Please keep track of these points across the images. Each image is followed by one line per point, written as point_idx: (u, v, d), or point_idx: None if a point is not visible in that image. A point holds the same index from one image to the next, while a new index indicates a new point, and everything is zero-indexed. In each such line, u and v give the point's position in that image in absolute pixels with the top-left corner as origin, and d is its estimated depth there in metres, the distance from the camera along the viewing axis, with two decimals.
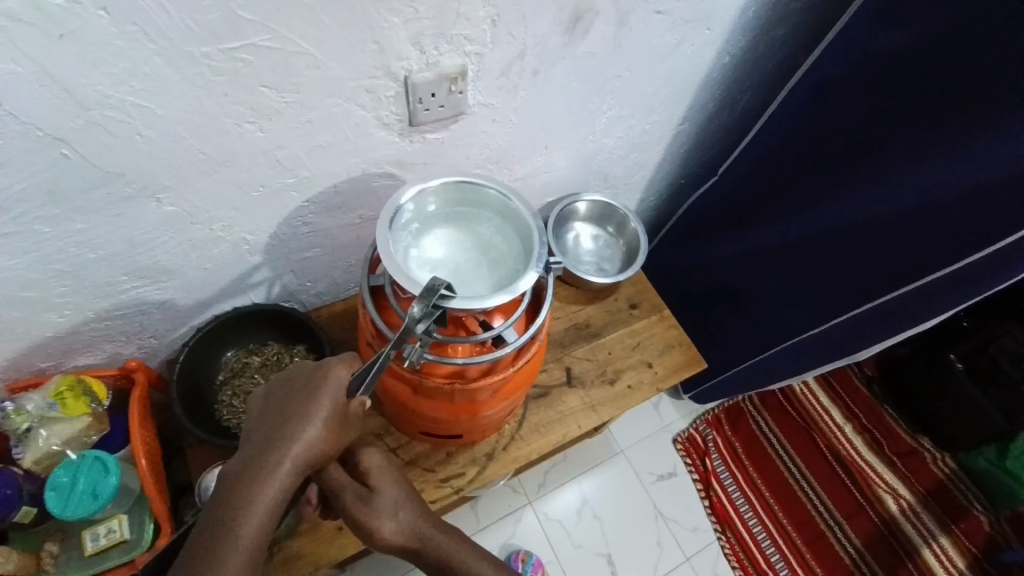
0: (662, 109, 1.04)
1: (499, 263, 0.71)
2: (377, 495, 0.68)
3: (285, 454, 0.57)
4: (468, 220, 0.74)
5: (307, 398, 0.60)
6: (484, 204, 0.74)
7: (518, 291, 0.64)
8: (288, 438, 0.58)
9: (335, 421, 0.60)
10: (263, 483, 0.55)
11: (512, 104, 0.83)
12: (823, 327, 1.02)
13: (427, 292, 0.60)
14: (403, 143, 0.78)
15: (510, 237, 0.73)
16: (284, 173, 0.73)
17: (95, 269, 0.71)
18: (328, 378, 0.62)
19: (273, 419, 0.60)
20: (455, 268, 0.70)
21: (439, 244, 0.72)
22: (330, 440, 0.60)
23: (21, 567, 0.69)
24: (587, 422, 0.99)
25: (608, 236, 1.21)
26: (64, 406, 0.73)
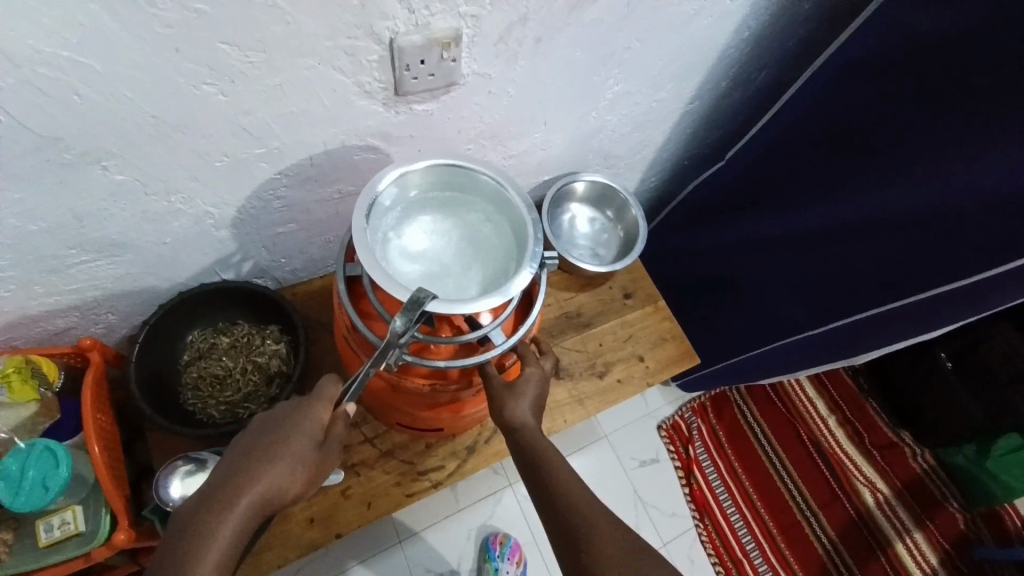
0: (672, 85, 0.96)
1: (489, 257, 0.66)
2: (522, 383, 0.70)
3: (246, 500, 0.51)
4: (456, 206, 0.68)
5: (279, 436, 0.55)
6: (476, 190, 0.68)
7: (510, 294, 0.59)
8: (257, 465, 0.52)
9: (308, 464, 0.55)
10: (216, 532, 0.49)
11: (511, 75, 0.75)
12: (823, 327, 0.99)
13: (411, 305, 0.55)
14: (387, 113, 0.70)
15: (503, 228, 0.67)
16: (251, 143, 0.65)
17: (38, 242, 0.63)
18: (311, 411, 0.57)
19: (245, 444, 0.54)
20: (440, 261, 0.65)
21: (424, 232, 0.66)
22: (298, 485, 0.54)
23: None
24: (573, 416, 0.96)
25: (605, 220, 1.15)
26: (11, 389, 0.66)
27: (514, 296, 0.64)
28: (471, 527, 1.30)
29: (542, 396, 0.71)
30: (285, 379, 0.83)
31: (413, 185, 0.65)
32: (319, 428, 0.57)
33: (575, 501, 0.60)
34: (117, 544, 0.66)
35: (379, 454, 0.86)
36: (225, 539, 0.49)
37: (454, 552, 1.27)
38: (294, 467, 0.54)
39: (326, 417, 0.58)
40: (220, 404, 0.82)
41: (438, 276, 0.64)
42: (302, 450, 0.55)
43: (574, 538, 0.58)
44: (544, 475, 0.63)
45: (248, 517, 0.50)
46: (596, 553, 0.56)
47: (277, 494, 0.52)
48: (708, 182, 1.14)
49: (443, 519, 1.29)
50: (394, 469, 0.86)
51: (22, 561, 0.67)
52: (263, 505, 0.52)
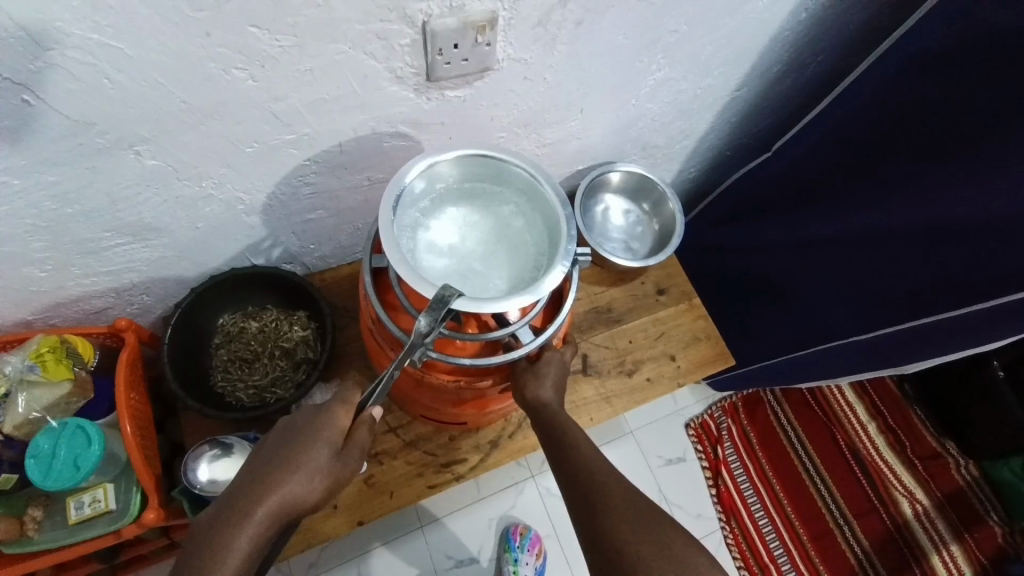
0: (719, 72, 0.91)
1: (520, 253, 0.64)
2: (543, 364, 0.70)
3: (265, 507, 0.51)
4: (488, 198, 0.66)
5: (299, 444, 0.55)
6: (508, 183, 0.65)
7: (540, 293, 0.56)
8: (276, 472, 0.53)
9: (327, 472, 0.55)
10: (234, 539, 0.49)
11: (548, 61, 0.71)
12: (871, 334, 0.93)
13: (436, 303, 0.54)
14: (418, 100, 0.68)
15: (535, 223, 0.65)
16: (281, 129, 0.64)
17: (74, 225, 0.64)
18: (331, 417, 0.58)
19: (267, 451, 0.55)
20: (468, 256, 0.63)
21: (454, 225, 0.64)
22: (318, 493, 0.54)
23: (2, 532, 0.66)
24: (600, 414, 0.93)
25: (641, 213, 1.10)
26: (45, 369, 0.67)
27: (543, 294, 0.61)
28: (491, 517, 1.30)
29: (564, 378, 0.71)
30: (312, 366, 0.83)
31: (443, 175, 0.63)
32: (337, 436, 0.57)
33: (600, 487, 0.59)
34: (147, 523, 0.68)
35: (402, 445, 0.86)
36: (243, 547, 0.49)
37: (475, 541, 1.28)
38: (313, 474, 0.54)
39: (346, 423, 0.59)
40: (248, 388, 0.82)
41: (465, 272, 0.62)
42: (319, 459, 0.55)
43: (597, 535, 0.56)
44: (572, 467, 0.62)
45: (266, 525, 0.50)
46: (620, 542, 0.54)
47: (296, 501, 0.52)
48: (751, 175, 1.08)
49: (464, 507, 1.30)
50: (417, 460, 0.85)
51: (54, 535, 0.69)
52: (282, 513, 0.52)
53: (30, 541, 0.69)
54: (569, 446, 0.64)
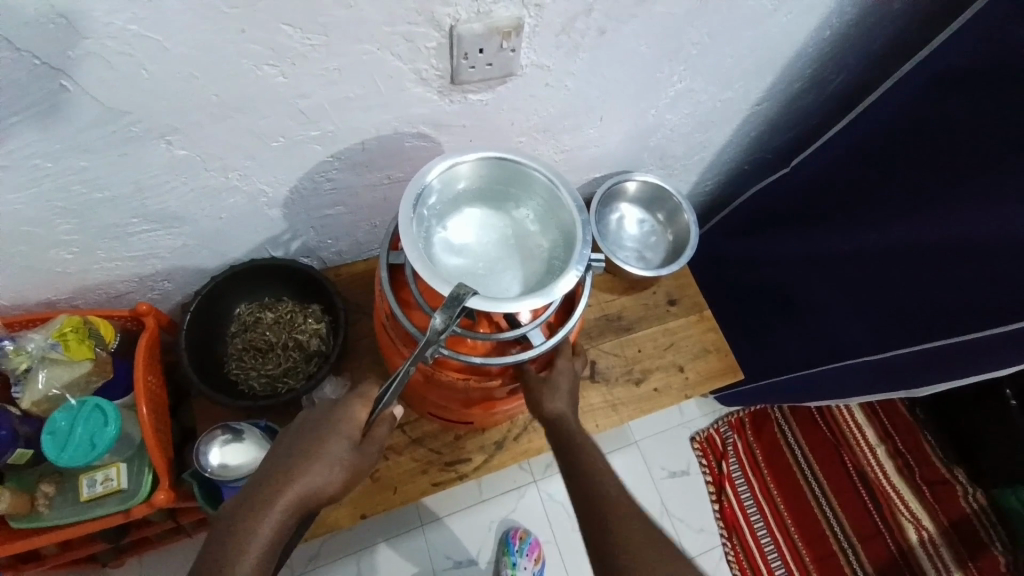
0: (739, 85, 0.91)
1: (535, 256, 0.65)
2: (555, 376, 0.70)
3: (284, 498, 0.52)
4: (505, 201, 0.67)
5: (317, 437, 0.56)
6: (525, 187, 0.66)
7: (552, 296, 0.57)
8: (296, 464, 0.54)
9: (345, 463, 0.56)
10: (255, 529, 0.50)
11: (570, 67, 0.72)
12: (885, 354, 0.92)
13: (451, 301, 0.55)
14: (441, 102, 0.69)
15: (551, 227, 0.65)
16: (306, 125, 0.65)
17: (102, 210, 0.66)
18: (348, 411, 0.59)
19: (286, 443, 0.56)
20: (484, 256, 0.64)
21: (471, 227, 0.65)
22: (337, 485, 0.55)
23: (14, 506, 0.67)
24: (605, 421, 0.93)
25: (655, 223, 1.10)
26: (67, 348, 0.68)
27: (555, 297, 0.62)
28: (492, 519, 1.30)
29: (575, 390, 0.72)
30: (323, 358, 0.84)
31: (462, 177, 0.64)
32: (355, 429, 0.58)
33: (610, 498, 0.59)
34: (158, 503, 0.69)
35: (408, 441, 0.86)
36: (265, 536, 0.50)
37: (474, 543, 1.28)
38: (331, 467, 0.55)
39: (364, 418, 0.59)
40: (261, 378, 0.84)
41: (480, 272, 0.63)
42: (337, 451, 0.56)
43: (607, 541, 0.56)
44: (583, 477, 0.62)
45: (286, 516, 0.52)
46: (625, 553, 0.55)
47: (316, 492, 0.54)
48: (767, 190, 1.08)
49: (466, 509, 1.30)
50: (422, 457, 0.86)
51: (64, 513, 0.70)
52: (301, 504, 0.53)
53: (40, 517, 0.70)
54: (573, 458, 0.65)
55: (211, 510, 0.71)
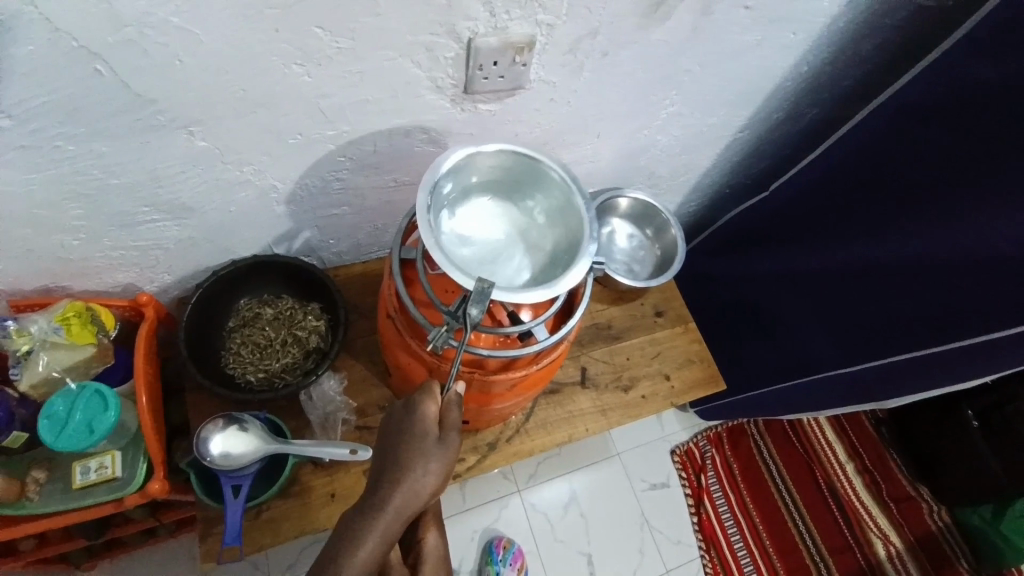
0: (723, 111, 0.99)
1: (541, 249, 0.69)
2: (423, 529, 0.69)
3: (387, 513, 0.56)
4: (513, 195, 0.71)
5: (401, 444, 0.60)
6: (534, 181, 0.70)
7: (558, 288, 0.61)
8: (394, 477, 0.57)
9: (437, 461, 0.59)
10: (361, 547, 0.54)
11: (573, 85, 0.77)
12: (856, 367, 0.99)
13: (476, 296, 0.58)
14: (453, 109, 0.73)
15: (556, 223, 0.70)
16: (324, 125, 0.68)
17: (115, 196, 0.67)
18: (423, 411, 0.61)
19: (380, 457, 0.60)
20: (494, 247, 0.68)
21: (481, 218, 0.70)
22: (433, 486, 0.58)
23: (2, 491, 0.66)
24: (594, 426, 0.96)
25: (644, 239, 1.14)
26: (69, 332, 0.69)
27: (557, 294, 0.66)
28: (475, 528, 1.30)
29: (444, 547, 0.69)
30: (321, 355, 0.85)
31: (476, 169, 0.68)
32: (431, 426, 0.61)
33: None
34: (151, 493, 0.68)
35: None
36: (372, 545, 0.55)
37: (456, 553, 1.28)
38: (424, 469, 0.58)
39: (438, 411, 0.62)
40: (257, 372, 0.84)
41: (491, 264, 0.66)
42: (427, 453, 0.59)
43: None
44: None
45: (393, 523, 0.56)
46: None
47: (415, 499, 0.57)
48: (745, 211, 1.14)
49: (448, 518, 1.30)
50: None
51: (53, 500, 0.69)
52: (407, 513, 0.57)
53: (28, 505, 0.68)
54: None
55: (212, 504, 0.73)
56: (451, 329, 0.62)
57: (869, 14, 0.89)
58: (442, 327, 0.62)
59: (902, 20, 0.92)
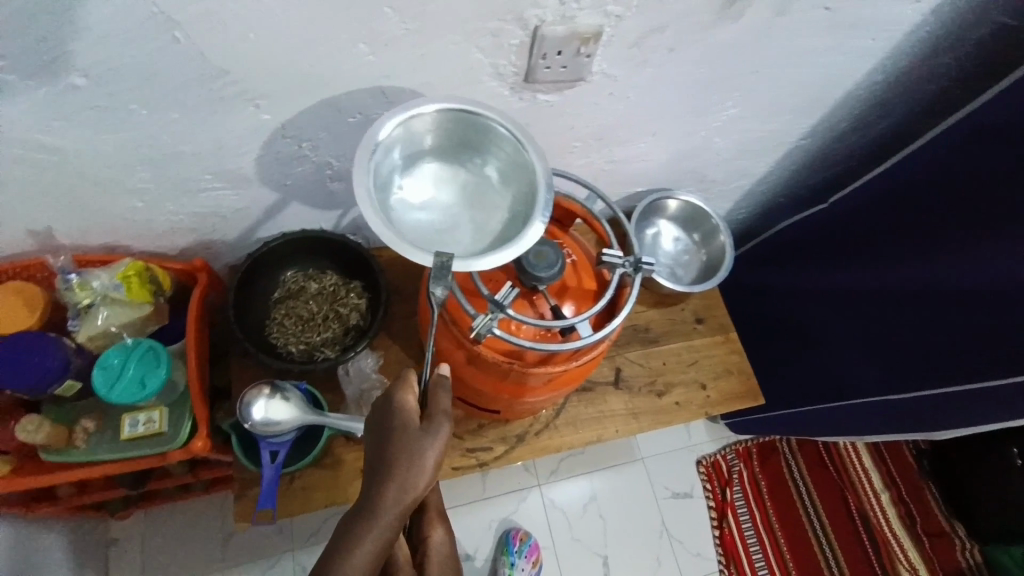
0: (786, 117, 0.95)
1: (501, 206, 0.65)
2: (428, 527, 0.71)
3: (385, 507, 0.57)
4: (460, 155, 0.67)
5: (385, 440, 0.61)
6: (481, 139, 0.65)
7: (518, 248, 0.58)
8: (387, 472, 0.59)
9: (427, 449, 0.60)
10: (362, 542, 0.55)
11: (635, 81, 0.76)
12: (905, 394, 0.94)
13: (438, 270, 0.56)
14: (511, 98, 0.73)
15: (510, 176, 0.66)
16: (384, 105, 0.69)
17: (179, 162, 0.69)
18: (403, 404, 0.63)
19: (372, 456, 0.61)
20: (449, 215, 0.65)
21: (430, 187, 0.65)
22: (425, 474, 0.59)
23: (51, 438, 0.69)
24: (625, 429, 0.95)
25: (691, 243, 1.09)
26: (129, 289, 0.73)
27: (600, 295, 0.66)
28: (493, 519, 1.31)
29: (450, 547, 0.70)
30: (361, 333, 0.86)
31: (417, 131, 0.63)
32: (411, 419, 0.62)
33: None
34: (195, 450, 0.71)
35: None
36: (373, 540, 0.56)
37: (473, 541, 1.29)
38: (413, 459, 0.59)
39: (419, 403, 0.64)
40: (299, 344, 0.86)
41: (446, 230, 0.63)
42: (414, 443, 0.60)
43: None
44: None
45: (394, 518, 0.57)
46: None
47: (411, 489, 0.58)
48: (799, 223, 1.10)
49: (468, 505, 1.32)
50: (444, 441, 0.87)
51: (100, 450, 0.72)
52: (406, 506, 0.58)
53: (76, 452, 0.71)
54: None
55: (248, 465, 0.75)
56: (494, 318, 0.62)
57: (957, 22, 0.83)
58: (484, 316, 0.62)
59: (993, 30, 0.86)
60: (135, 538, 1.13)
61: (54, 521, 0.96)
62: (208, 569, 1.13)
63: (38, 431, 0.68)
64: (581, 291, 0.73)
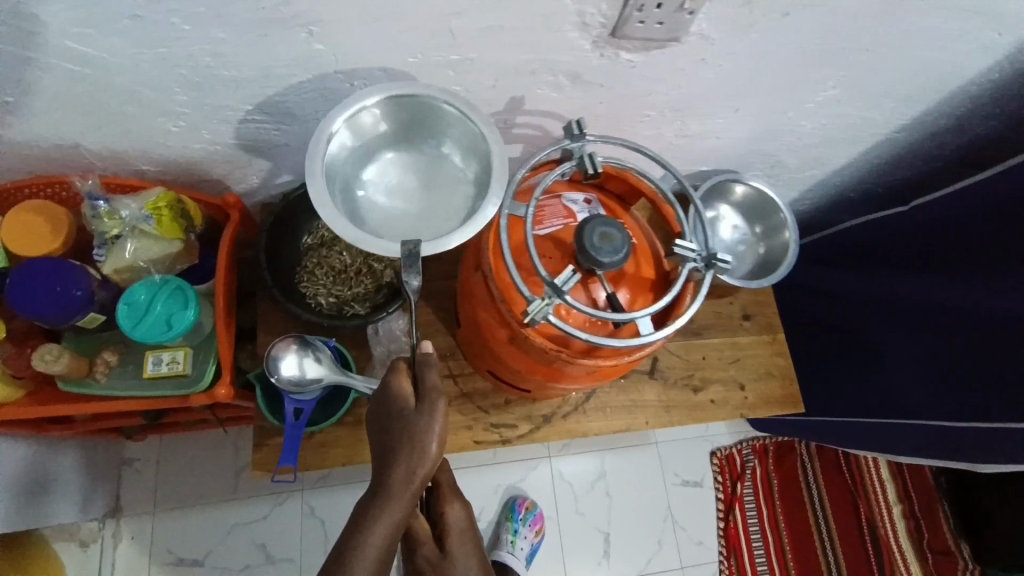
0: (886, 106, 0.85)
1: (465, 181, 0.67)
2: (445, 503, 0.68)
3: (389, 493, 0.57)
4: (414, 137, 0.68)
5: (386, 426, 0.61)
6: (432, 119, 0.66)
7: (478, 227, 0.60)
8: (389, 458, 0.59)
9: (425, 430, 0.59)
10: (373, 528, 0.56)
11: (733, 47, 0.66)
12: (958, 423, 0.89)
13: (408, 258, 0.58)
14: (592, 53, 0.64)
15: (468, 154, 0.67)
16: (450, 47, 0.61)
17: (221, 89, 0.63)
18: (396, 389, 0.62)
19: (376, 443, 0.61)
20: (413, 201, 0.67)
21: (394, 177, 0.68)
22: (430, 455, 0.59)
23: (71, 369, 0.68)
24: (655, 421, 0.91)
25: (750, 236, 1.00)
26: (160, 223, 0.68)
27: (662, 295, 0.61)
28: (500, 483, 1.31)
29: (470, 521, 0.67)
30: (394, 292, 0.82)
31: (370, 121, 0.64)
32: (407, 401, 0.61)
33: None
34: (218, 397, 0.68)
35: (458, 393, 0.85)
36: (381, 524, 0.56)
37: (478, 502, 1.29)
38: (415, 443, 0.59)
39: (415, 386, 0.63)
40: (329, 296, 0.81)
41: (411, 217, 0.66)
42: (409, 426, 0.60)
43: None
44: None
45: (400, 502, 0.57)
46: None
47: (416, 471, 0.58)
48: (871, 224, 1.01)
49: (477, 466, 1.31)
50: (468, 413, 0.84)
51: (121, 384, 0.71)
52: (412, 489, 0.58)
53: (96, 384, 0.70)
54: None
55: (272, 420, 0.73)
56: (550, 303, 0.59)
57: None
58: (540, 299, 0.59)
59: None
60: (149, 461, 1.14)
61: (73, 439, 0.96)
62: (218, 499, 1.14)
63: (57, 361, 0.66)
64: (638, 280, 0.67)
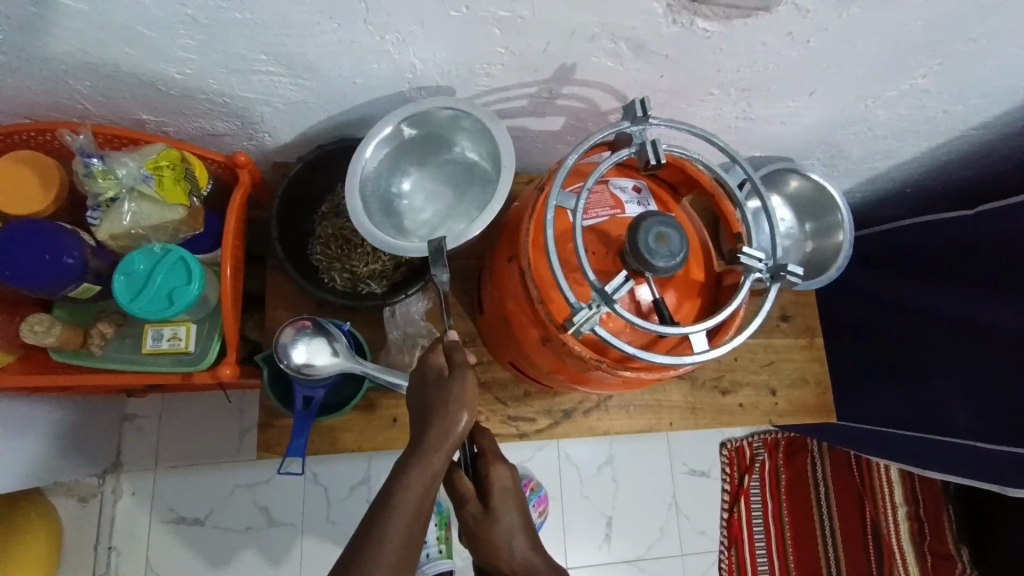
0: (976, 100, 0.75)
1: (488, 175, 0.71)
2: (489, 469, 0.61)
3: (422, 453, 0.55)
4: (432, 146, 0.71)
5: (419, 389, 0.59)
6: (444, 127, 0.69)
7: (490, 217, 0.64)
8: (422, 422, 0.57)
9: (453, 394, 0.57)
10: (408, 481, 0.53)
11: (828, 20, 0.57)
12: (1001, 448, 0.84)
13: (434, 254, 0.64)
14: (663, 19, 0.55)
15: (485, 148, 0.70)
16: (501, 1, 0.52)
17: (232, 35, 0.54)
18: (426, 359, 0.61)
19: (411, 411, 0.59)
20: (448, 205, 0.72)
21: (425, 186, 0.73)
22: (464, 412, 0.57)
23: (64, 342, 0.65)
24: (679, 423, 0.86)
25: (797, 232, 0.90)
26: (160, 185, 0.62)
27: (721, 312, 0.56)
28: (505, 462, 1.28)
29: (516, 487, 0.61)
30: (414, 272, 0.75)
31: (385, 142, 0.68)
32: (440, 363, 0.60)
33: None
34: (222, 377, 0.63)
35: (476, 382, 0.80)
36: (415, 486, 0.53)
37: None
38: (449, 400, 0.57)
39: (443, 355, 0.61)
40: (343, 273, 0.74)
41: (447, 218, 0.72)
42: (439, 390, 0.58)
43: None
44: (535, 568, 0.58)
45: (434, 463, 0.54)
46: None
47: (451, 428, 0.56)
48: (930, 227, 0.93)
49: None
50: (485, 403, 0.80)
51: (118, 358, 0.67)
52: (445, 449, 0.56)
53: (92, 357, 0.67)
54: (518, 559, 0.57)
55: (281, 406, 0.69)
56: (597, 313, 0.54)
57: None
58: (588, 308, 0.54)
59: None
60: (151, 418, 1.11)
61: (71, 397, 0.92)
62: (221, 461, 1.12)
63: (48, 334, 0.63)
64: (688, 284, 0.61)
